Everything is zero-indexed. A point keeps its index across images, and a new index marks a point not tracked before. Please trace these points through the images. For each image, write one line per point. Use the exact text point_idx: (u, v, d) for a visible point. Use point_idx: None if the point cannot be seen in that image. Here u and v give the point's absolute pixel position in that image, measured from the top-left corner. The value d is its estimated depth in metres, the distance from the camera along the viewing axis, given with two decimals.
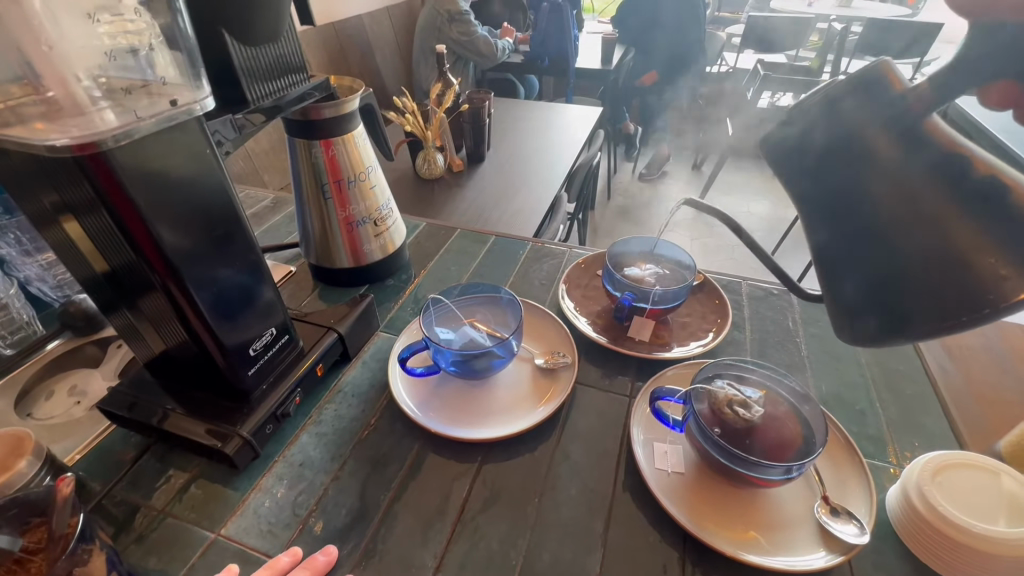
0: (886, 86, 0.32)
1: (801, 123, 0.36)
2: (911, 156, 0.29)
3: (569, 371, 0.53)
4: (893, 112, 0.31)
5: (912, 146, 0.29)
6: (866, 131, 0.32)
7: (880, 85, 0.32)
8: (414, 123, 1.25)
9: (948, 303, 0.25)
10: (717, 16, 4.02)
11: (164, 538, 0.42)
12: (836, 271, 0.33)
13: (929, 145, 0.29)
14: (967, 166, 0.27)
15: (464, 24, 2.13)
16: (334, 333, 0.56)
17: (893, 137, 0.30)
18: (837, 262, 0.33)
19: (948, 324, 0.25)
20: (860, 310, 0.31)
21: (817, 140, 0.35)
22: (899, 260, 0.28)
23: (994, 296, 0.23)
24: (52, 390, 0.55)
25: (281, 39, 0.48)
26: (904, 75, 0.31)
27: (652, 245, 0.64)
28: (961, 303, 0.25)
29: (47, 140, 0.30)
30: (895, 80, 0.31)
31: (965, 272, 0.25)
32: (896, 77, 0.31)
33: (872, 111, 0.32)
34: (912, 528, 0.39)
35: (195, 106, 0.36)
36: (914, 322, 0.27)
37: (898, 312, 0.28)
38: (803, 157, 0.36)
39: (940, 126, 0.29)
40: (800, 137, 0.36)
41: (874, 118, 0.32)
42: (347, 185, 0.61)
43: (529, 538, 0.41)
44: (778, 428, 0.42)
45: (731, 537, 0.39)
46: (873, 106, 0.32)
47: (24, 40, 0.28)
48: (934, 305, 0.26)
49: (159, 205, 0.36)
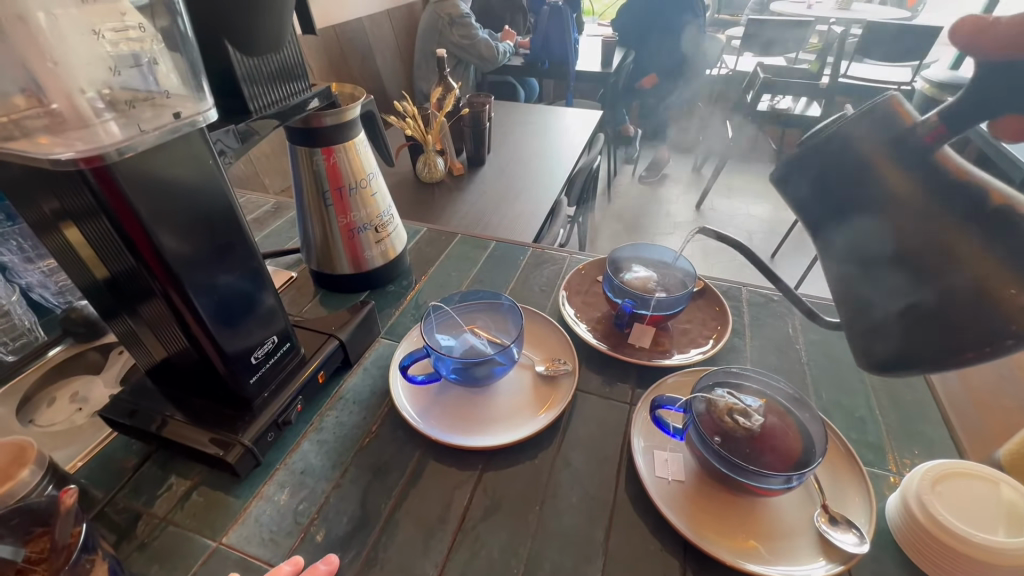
0: (900, 124, 0.34)
1: (813, 154, 0.40)
2: (925, 188, 0.32)
3: (570, 378, 0.53)
4: (904, 145, 0.34)
5: (926, 179, 0.32)
6: (880, 164, 0.35)
7: (892, 120, 0.35)
8: (414, 127, 1.24)
9: (968, 336, 0.27)
10: (717, 19, 4.04)
11: (165, 546, 0.42)
12: (862, 302, 0.36)
13: (944, 178, 0.31)
14: (984, 198, 0.28)
15: (465, 28, 2.14)
16: (335, 341, 0.56)
17: (905, 169, 0.33)
18: (862, 294, 0.36)
19: (969, 357, 0.26)
20: (886, 339, 0.33)
21: (833, 170, 0.38)
22: (917, 291, 0.30)
23: (1015, 327, 0.24)
24: (54, 397, 0.55)
25: (283, 48, 0.48)
26: (914, 110, 0.34)
27: (673, 257, 0.63)
28: (979, 336, 0.26)
29: (52, 154, 0.30)
30: (906, 114, 0.34)
31: (989, 304, 0.26)
32: (908, 112, 0.34)
33: (885, 145, 0.35)
34: (910, 536, 0.39)
35: (199, 118, 0.37)
36: (933, 355, 0.29)
37: (920, 344, 0.30)
38: (819, 188, 0.40)
39: (951, 157, 0.31)
40: (815, 169, 0.40)
41: (889, 152, 0.34)
42: (349, 192, 0.61)
43: (530, 547, 0.41)
44: (778, 437, 0.42)
45: (732, 546, 0.40)
46: (885, 140, 0.35)
47: (30, 57, 0.28)
48: (952, 338, 0.27)
49: (160, 213, 0.36)
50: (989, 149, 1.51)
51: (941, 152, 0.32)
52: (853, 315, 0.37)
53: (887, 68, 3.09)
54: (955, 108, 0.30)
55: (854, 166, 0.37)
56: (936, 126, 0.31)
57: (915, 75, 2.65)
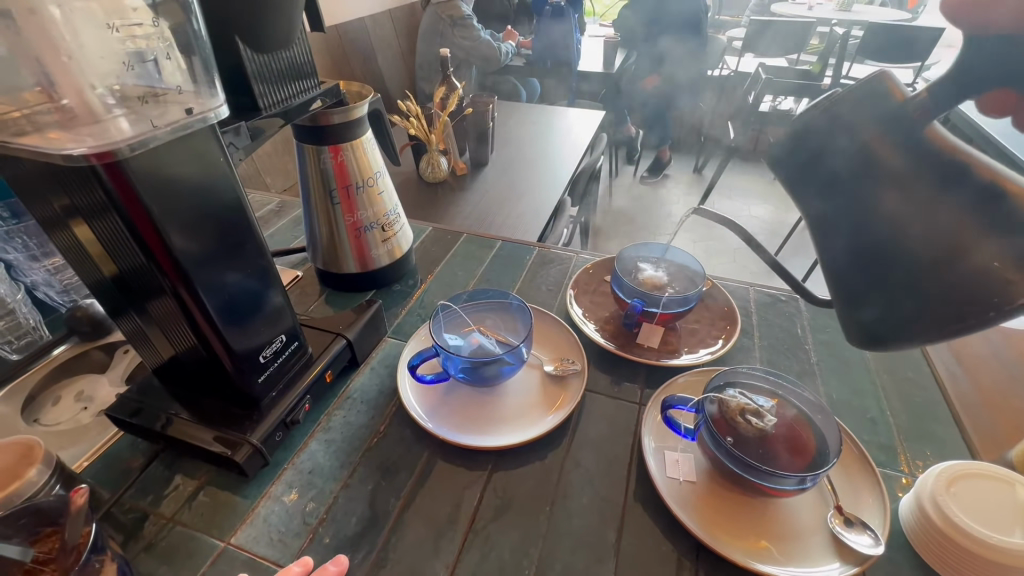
0: (889, 99, 0.36)
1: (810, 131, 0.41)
2: (919, 167, 0.32)
3: (578, 378, 0.53)
4: (893, 120, 0.35)
5: (918, 155, 0.33)
6: (873, 142, 0.36)
7: (883, 98, 0.36)
8: (417, 127, 1.24)
9: (957, 308, 0.27)
10: (716, 21, 4.06)
11: (173, 547, 0.41)
12: (857, 283, 0.35)
13: None
14: None
15: (467, 30, 2.14)
16: (343, 340, 0.55)
17: (897, 144, 0.34)
18: (857, 277, 0.35)
19: (957, 328, 0.27)
20: (880, 325, 0.33)
21: (828, 150, 0.39)
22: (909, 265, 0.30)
23: (1001, 298, 0.24)
24: (59, 397, 0.55)
25: (293, 45, 0.48)
26: (908, 88, 0.36)
27: (663, 249, 0.64)
28: (970, 311, 0.26)
29: (64, 149, 0.30)
30: (897, 92, 0.36)
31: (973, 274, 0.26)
32: (899, 89, 0.36)
33: (876, 121, 0.36)
34: (923, 536, 0.39)
35: (210, 114, 0.36)
36: (925, 327, 0.29)
37: (912, 320, 0.30)
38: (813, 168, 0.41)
39: (942, 133, 0.33)
40: (814, 153, 0.40)
41: (881, 130, 0.36)
42: (356, 190, 0.61)
43: (541, 548, 0.41)
44: (790, 437, 0.42)
45: (744, 546, 0.39)
46: (878, 118, 0.36)
47: (44, 52, 0.28)
48: (945, 310, 0.27)
49: (170, 211, 0.36)
50: (992, 149, 1.51)
51: (931, 129, 0.33)
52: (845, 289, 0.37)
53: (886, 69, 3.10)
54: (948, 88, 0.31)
55: (847, 142, 0.38)
56: (925, 104, 0.33)
57: (917, 77, 2.66)
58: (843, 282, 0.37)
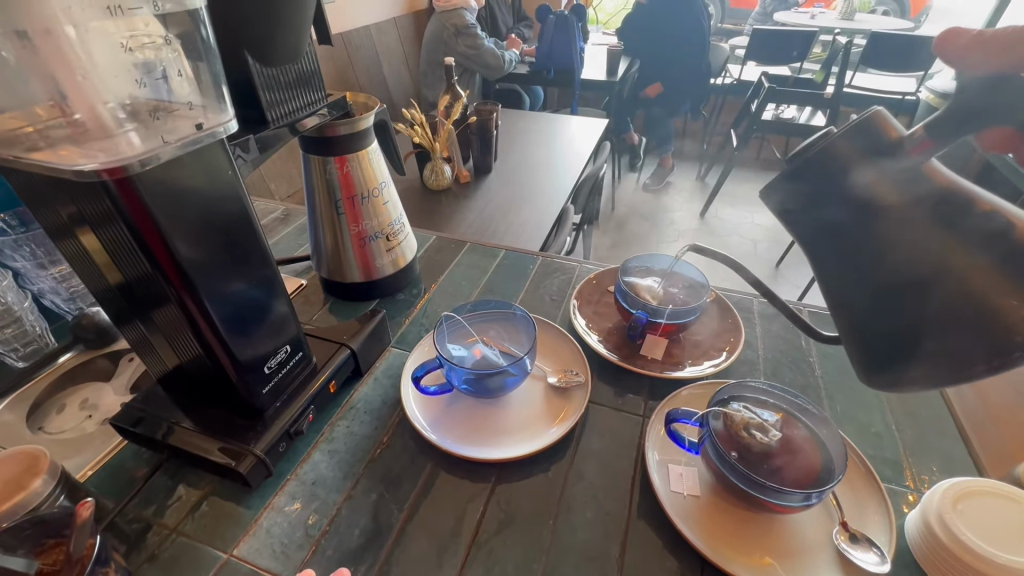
0: (882, 135, 0.33)
1: (801, 169, 0.37)
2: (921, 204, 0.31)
3: (582, 390, 0.53)
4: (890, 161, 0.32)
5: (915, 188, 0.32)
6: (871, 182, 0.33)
7: (877, 136, 0.33)
8: (422, 135, 1.26)
9: (971, 339, 0.26)
10: (721, 29, 4.10)
11: (176, 557, 0.41)
12: (854, 310, 0.34)
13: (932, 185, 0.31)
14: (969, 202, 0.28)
15: (473, 39, 2.16)
16: (347, 350, 0.56)
17: (893, 180, 0.32)
18: (857, 307, 0.34)
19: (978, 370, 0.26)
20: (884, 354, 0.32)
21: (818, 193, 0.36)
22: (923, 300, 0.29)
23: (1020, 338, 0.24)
24: (64, 404, 0.55)
25: (301, 58, 0.48)
26: (901, 126, 0.33)
27: (671, 262, 0.64)
28: (977, 353, 0.26)
29: (76, 165, 0.30)
30: (891, 130, 0.33)
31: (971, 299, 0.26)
32: (893, 127, 0.33)
33: (866, 157, 0.34)
34: (932, 555, 0.39)
35: (219, 128, 0.36)
36: (939, 366, 0.28)
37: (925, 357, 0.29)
38: (799, 205, 0.38)
39: (940, 170, 0.31)
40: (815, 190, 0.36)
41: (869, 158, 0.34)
42: (361, 201, 0.61)
43: (545, 562, 0.41)
44: (797, 454, 0.42)
45: (749, 563, 0.39)
46: (873, 158, 0.33)
47: (59, 70, 0.29)
48: (955, 342, 0.27)
49: (177, 222, 0.36)
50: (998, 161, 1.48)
51: (928, 167, 0.31)
52: (848, 316, 0.35)
53: (888, 78, 3.10)
54: (940, 120, 0.30)
55: (840, 179, 0.35)
56: (923, 142, 0.31)
57: (920, 87, 2.66)
58: (842, 308, 0.36)
